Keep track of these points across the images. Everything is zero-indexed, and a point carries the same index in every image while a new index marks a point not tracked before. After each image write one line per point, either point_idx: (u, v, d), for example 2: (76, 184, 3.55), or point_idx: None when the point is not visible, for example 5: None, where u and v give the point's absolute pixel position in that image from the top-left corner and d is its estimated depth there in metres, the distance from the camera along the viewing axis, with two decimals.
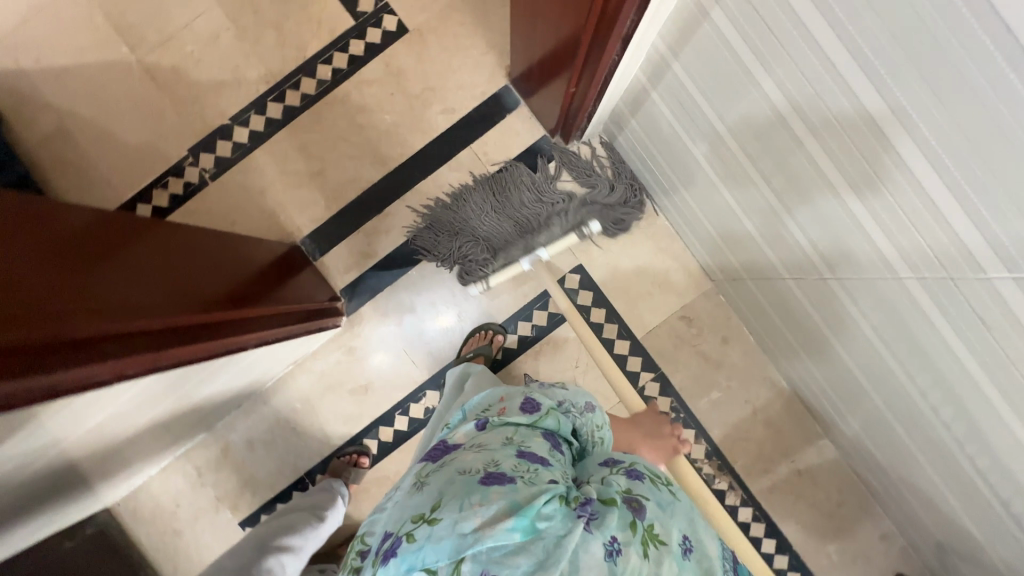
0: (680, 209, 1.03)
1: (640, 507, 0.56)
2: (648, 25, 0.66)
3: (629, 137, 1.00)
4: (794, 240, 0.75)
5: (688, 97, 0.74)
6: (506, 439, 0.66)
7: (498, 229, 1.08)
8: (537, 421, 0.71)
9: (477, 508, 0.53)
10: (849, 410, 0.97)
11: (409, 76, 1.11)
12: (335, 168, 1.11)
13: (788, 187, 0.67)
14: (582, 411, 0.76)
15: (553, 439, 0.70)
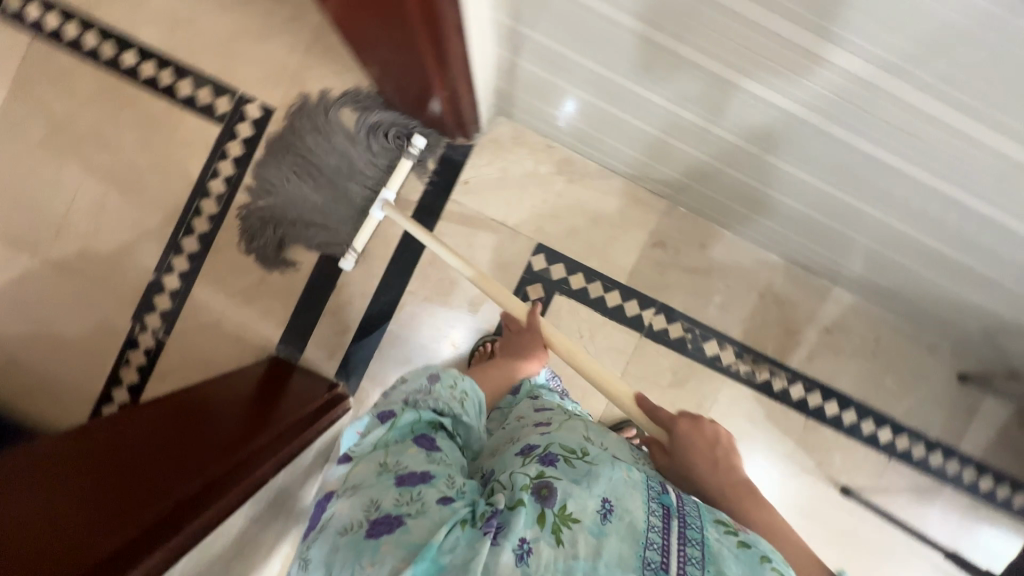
0: (602, 146, 1.02)
1: (550, 493, 0.54)
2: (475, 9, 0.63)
3: (525, 104, 1.01)
4: (712, 133, 0.74)
5: (550, 50, 0.75)
6: (379, 467, 0.58)
7: (328, 203, 1.06)
8: (399, 428, 0.61)
9: (370, 569, 0.50)
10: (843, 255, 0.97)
11: (295, 151, 1.09)
12: (272, 269, 1.09)
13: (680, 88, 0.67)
14: (442, 387, 0.65)
15: (427, 440, 0.61)
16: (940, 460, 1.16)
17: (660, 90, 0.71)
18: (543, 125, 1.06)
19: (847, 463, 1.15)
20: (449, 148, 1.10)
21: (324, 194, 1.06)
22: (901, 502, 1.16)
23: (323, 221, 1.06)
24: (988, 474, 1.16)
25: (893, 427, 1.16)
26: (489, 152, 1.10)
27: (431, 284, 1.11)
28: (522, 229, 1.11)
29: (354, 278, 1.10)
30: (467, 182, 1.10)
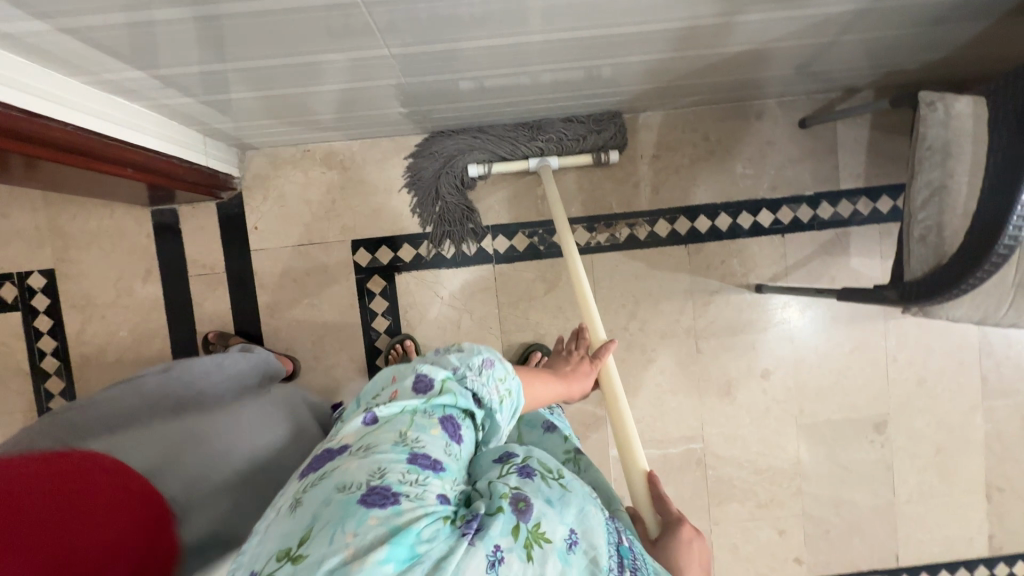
0: (340, 123, 0.99)
1: (527, 506, 0.49)
2: (40, 94, 0.65)
3: (246, 133, 0.99)
4: (360, 57, 0.72)
5: (162, 80, 0.73)
6: (397, 434, 0.50)
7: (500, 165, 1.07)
8: (430, 401, 0.54)
9: (351, 540, 0.41)
10: (600, 86, 0.93)
11: (95, 293, 1.08)
12: None
13: (265, 39, 0.63)
14: (498, 387, 0.60)
15: (450, 424, 0.55)
16: (830, 209, 1.11)
17: (269, 53, 0.68)
18: (284, 138, 1.03)
19: (747, 263, 1.11)
20: (223, 208, 1.09)
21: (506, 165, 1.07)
22: (817, 267, 1.12)
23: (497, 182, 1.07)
24: (880, 195, 1.11)
25: (770, 206, 1.11)
26: (259, 190, 1.08)
27: (284, 334, 1.10)
28: (331, 238, 1.09)
29: None
30: (256, 228, 1.09)
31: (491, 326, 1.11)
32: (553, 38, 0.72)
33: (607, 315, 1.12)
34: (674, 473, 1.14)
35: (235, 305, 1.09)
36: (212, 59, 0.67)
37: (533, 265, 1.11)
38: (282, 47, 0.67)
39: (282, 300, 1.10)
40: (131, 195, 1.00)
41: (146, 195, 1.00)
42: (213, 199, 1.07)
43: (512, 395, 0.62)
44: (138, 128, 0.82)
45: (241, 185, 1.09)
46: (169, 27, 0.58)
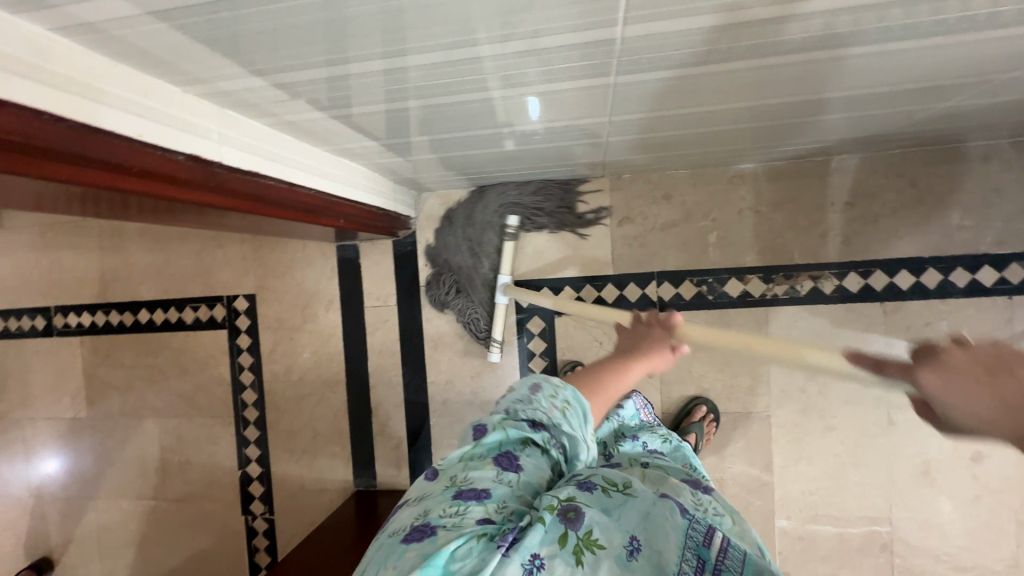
0: (517, 171, 1.00)
1: (576, 514, 0.50)
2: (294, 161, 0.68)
3: (430, 180, 1.04)
4: (571, 126, 0.71)
5: (386, 146, 0.76)
6: (448, 478, 0.55)
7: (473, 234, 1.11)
8: (473, 450, 0.57)
9: (392, 570, 0.48)
10: (807, 136, 0.85)
11: (286, 319, 1.21)
12: (319, 420, 1.21)
13: (486, 115, 0.64)
14: (547, 405, 0.58)
15: (504, 454, 0.56)
16: None
17: (486, 125, 0.69)
18: (458, 183, 1.08)
19: (959, 328, 0.96)
20: (398, 245, 1.16)
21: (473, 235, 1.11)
22: None
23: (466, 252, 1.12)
24: None
25: (993, 263, 0.95)
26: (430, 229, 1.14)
27: (445, 367, 1.15)
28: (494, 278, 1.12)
29: (382, 394, 1.18)
30: (427, 264, 1.15)
31: (650, 377, 1.07)
32: (787, 102, 0.65)
33: (781, 375, 1.02)
34: (851, 556, 1.02)
35: (403, 336, 1.17)
36: (430, 131, 0.70)
37: (700, 317, 1.05)
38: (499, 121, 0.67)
39: (444, 334, 1.15)
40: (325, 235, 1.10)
41: (336, 235, 1.09)
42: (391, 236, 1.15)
43: (573, 412, 0.59)
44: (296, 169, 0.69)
45: (416, 225, 1.15)
46: (398, 112, 0.61)
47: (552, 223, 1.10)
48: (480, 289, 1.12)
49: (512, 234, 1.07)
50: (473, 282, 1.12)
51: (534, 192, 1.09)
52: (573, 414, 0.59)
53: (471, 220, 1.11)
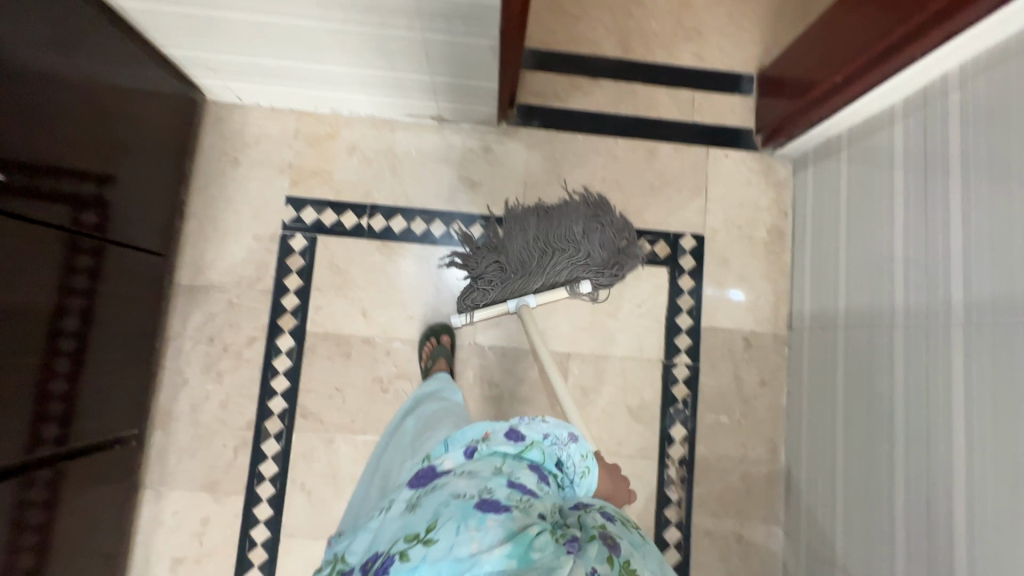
0: (823, 248, 1.09)
1: (616, 543, 0.54)
2: (971, 38, 0.76)
3: (823, 168, 1.11)
4: (948, 252, 0.80)
5: (938, 127, 0.83)
6: (495, 468, 0.61)
7: (528, 249, 1.07)
8: (499, 447, 0.65)
9: (474, 532, 0.51)
10: (848, 500, 0.96)
11: (690, 12, 1.25)
12: (587, 25, 1.23)
13: (993, 213, 0.73)
14: (570, 450, 0.68)
15: (540, 470, 0.65)
16: None
17: (972, 212, 0.77)
18: (807, 194, 1.15)
19: None
20: (746, 133, 1.23)
21: (532, 244, 1.08)
22: None
23: (528, 267, 1.07)
24: None
25: None
26: (758, 164, 1.21)
27: (628, 158, 1.20)
28: (706, 216, 1.19)
29: (607, 92, 1.21)
30: (724, 156, 1.21)
31: (600, 346, 1.15)
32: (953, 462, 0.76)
33: None
34: None
35: (660, 123, 1.22)
36: (966, 148, 0.77)
37: (652, 398, 1.14)
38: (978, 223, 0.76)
39: (659, 162, 1.20)
40: (779, 63, 1.15)
41: (778, 73, 1.15)
42: (755, 128, 1.22)
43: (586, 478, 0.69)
44: (876, 92, 0.93)
45: (764, 152, 1.22)
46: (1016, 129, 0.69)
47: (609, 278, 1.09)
48: (511, 281, 1.07)
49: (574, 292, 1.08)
50: (527, 278, 1.07)
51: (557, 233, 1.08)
52: (585, 463, 0.69)
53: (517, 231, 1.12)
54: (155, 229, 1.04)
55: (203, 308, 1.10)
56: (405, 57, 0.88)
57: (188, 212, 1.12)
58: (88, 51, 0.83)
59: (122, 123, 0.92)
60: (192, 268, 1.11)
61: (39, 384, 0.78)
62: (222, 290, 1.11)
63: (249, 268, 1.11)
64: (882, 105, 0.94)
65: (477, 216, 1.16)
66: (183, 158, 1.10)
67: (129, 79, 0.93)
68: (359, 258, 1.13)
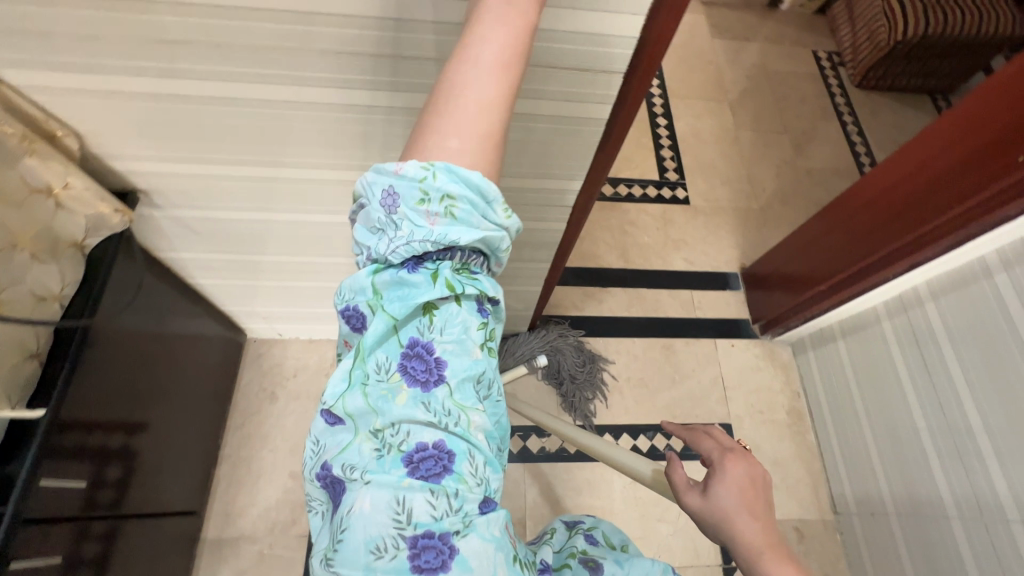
0: (846, 430, 1.16)
1: (597, 566, 0.53)
2: (934, 265, 0.95)
3: (824, 353, 1.23)
4: (978, 446, 0.89)
5: (927, 334, 0.98)
6: (380, 445, 0.42)
7: (502, 347, 1.22)
8: (357, 360, 0.42)
9: None
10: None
11: (673, 226, 1.47)
12: (591, 242, 1.42)
13: (1013, 413, 0.84)
14: (460, 258, 0.41)
15: (415, 374, 0.42)
16: None
17: (989, 412, 0.87)
18: (814, 377, 1.26)
19: None
20: (744, 322, 1.37)
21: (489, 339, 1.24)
22: None
23: (492, 354, 1.21)
24: None
25: None
26: (762, 350, 1.33)
27: (646, 355, 1.30)
28: (729, 404, 1.26)
29: (617, 297, 1.36)
30: (731, 346, 1.33)
31: (656, 556, 1.10)
32: None
33: None
34: None
35: (668, 320, 1.35)
36: (964, 355, 0.92)
37: None
38: (999, 421, 0.86)
39: (674, 356, 1.30)
40: (761, 266, 1.35)
41: (762, 274, 1.34)
42: (751, 318, 1.37)
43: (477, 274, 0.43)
44: (860, 298, 1.09)
45: (763, 338, 1.35)
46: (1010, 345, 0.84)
47: (581, 377, 1.24)
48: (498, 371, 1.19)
49: (533, 365, 1.20)
50: None
51: (573, 359, 1.25)
52: (503, 232, 0.42)
53: (551, 340, 1.25)
54: (189, 483, 0.99)
55: (230, 564, 1.01)
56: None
57: (221, 453, 1.09)
58: (165, 317, 0.84)
59: (174, 377, 0.90)
60: (222, 518, 1.04)
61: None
62: (254, 540, 1.03)
63: (284, 510, 1.05)
64: (864, 306, 1.10)
65: (515, 427, 1.18)
66: (224, 398, 1.11)
67: (191, 331, 0.94)
68: None
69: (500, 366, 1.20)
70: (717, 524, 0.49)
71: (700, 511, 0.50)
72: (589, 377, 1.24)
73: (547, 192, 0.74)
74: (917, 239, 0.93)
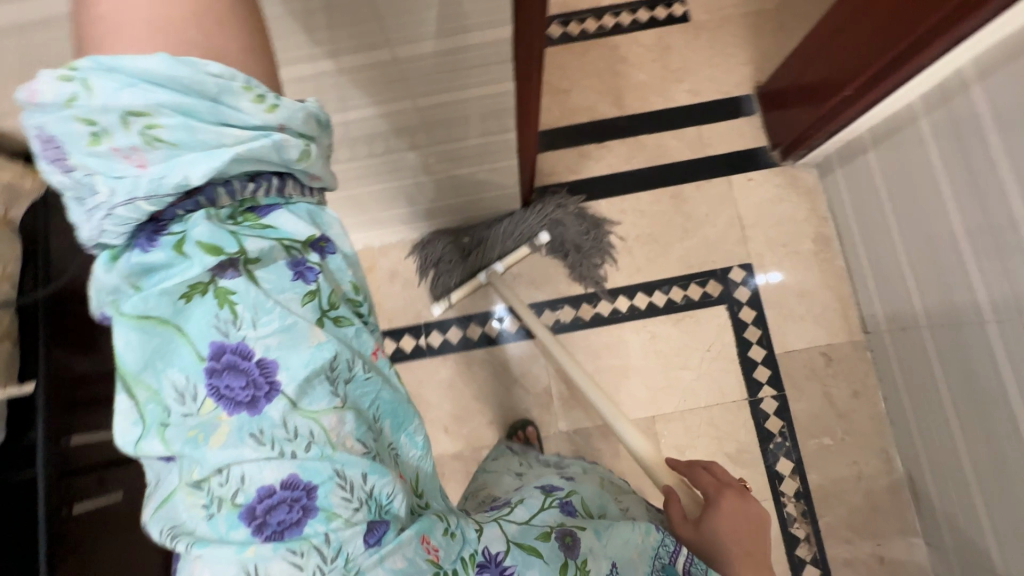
0: (877, 248, 1.07)
1: (573, 543, 0.48)
2: (985, 33, 0.77)
3: (853, 169, 1.10)
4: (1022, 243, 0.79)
5: (970, 124, 0.83)
6: (208, 504, 0.32)
7: (498, 230, 1.15)
8: (142, 391, 0.33)
9: None
10: (991, 506, 0.92)
11: (672, 52, 1.27)
12: (579, 93, 1.26)
13: None
14: (224, 196, 0.34)
15: (235, 398, 0.32)
16: None
17: None
18: (842, 198, 1.15)
19: None
20: (762, 151, 1.23)
21: (483, 222, 1.17)
22: None
23: (490, 240, 1.15)
24: None
25: None
26: (783, 177, 1.21)
27: (653, 207, 1.21)
28: (748, 243, 1.19)
29: (615, 150, 1.24)
30: (748, 181, 1.21)
31: (681, 399, 1.14)
32: None
33: None
34: None
35: (675, 165, 1.23)
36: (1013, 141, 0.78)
37: (749, 439, 1.12)
38: None
39: (684, 203, 1.21)
40: (779, 80, 1.16)
41: (780, 90, 1.16)
42: (770, 144, 1.22)
43: (268, 215, 0.36)
44: (896, 94, 0.93)
45: (785, 164, 1.22)
46: None
47: (587, 245, 1.19)
48: (498, 257, 1.16)
49: (533, 244, 1.16)
50: (472, 254, 1.16)
51: (577, 228, 1.18)
52: (267, 132, 0.33)
53: (547, 211, 1.16)
54: None
55: None
56: (423, 191, 0.99)
57: None
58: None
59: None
60: None
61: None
62: None
63: None
64: (901, 102, 0.94)
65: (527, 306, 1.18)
66: None
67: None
68: (430, 378, 1.16)
69: (500, 250, 1.16)
70: (709, 547, 0.58)
71: (694, 540, 0.59)
72: (592, 244, 1.19)
73: (477, 48, 0.62)
74: (962, 6, 0.73)
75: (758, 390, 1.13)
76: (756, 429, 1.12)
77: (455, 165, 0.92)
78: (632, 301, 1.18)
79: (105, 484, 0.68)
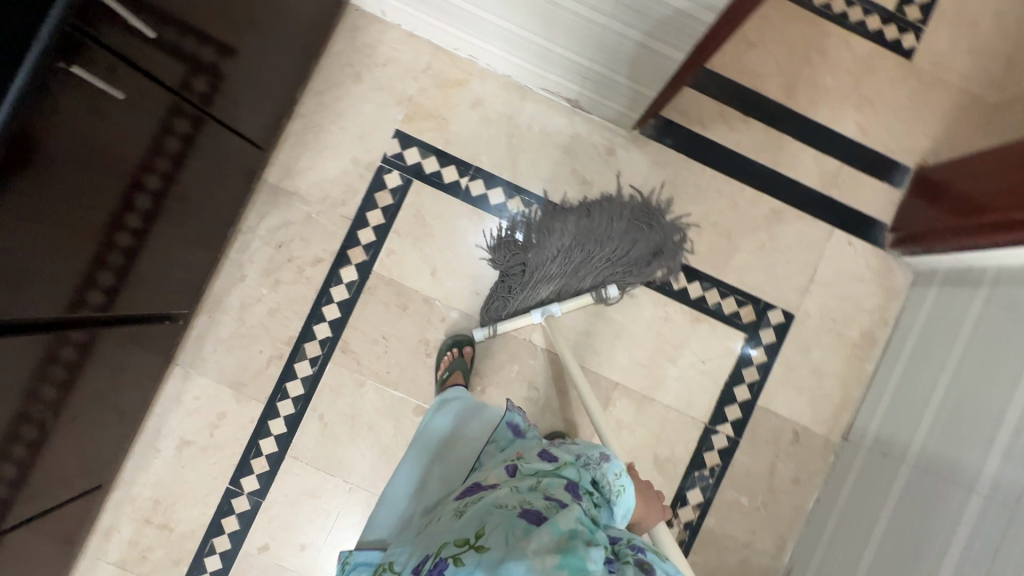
0: (915, 375, 1.02)
1: (648, 570, 0.64)
2: None
3: (950, 294, 1.02)
4: None
5: None
6: (535, 484, 0.71)
7: (553, 250, 1.01)
8: (565, 466, 0.76)
9: (524, 537, 0.59)
10: None
11: (872, 78, 1.13)
12: (760, 56, 1.13)
13: None
14: (600, 472, 0.76)
15: (575, 492, 0.72)
16: None
17: None
18: (917, 314, 1.08)
19: None
20: (879, 226, 1.13)
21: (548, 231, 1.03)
22: None
23: (548, 261, 1.01)
24: None
25: None
26: (879, 262, 1.13)
27: (749, 207, 1.12)
28: (805, 297, 1.12)
29: (754, 132, 1.12)
30: (848, 242, 1.13)
31: (650, 386, 1.10)
32: None
33: None
34: None
35: (796, 184, 1.13)
36: None
37: (682, 456, 1.10)
38: None
39: (778, 222, 1.12)
40: (949, 170, 1.05)
41: (942, 179, 1.05)
42: (891, 224, 1.12)
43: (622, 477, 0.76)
44: None
45: (889, 252, 1.13)
46: None
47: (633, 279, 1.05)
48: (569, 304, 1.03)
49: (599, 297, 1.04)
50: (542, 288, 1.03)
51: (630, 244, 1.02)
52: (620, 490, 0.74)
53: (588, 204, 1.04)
54: (260, 116, 0.98)
55: (282, 211, 1.07)
56: (560, 24, 0.85)
57: (296, 111, 1.08)
58: None
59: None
60: (283, 171, 1.08)
61: (100, 245, 0.72)
62: (305, 202, 1.07)
63: (338, 188, 1.08)
64: None
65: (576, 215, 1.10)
66: (313, 56, 1.06)
67: None
68: (449, 218, 1.09)
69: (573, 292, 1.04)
70: None
71: None
72: (669, 236, 1.03)
73: None
74: None
75: (719, 423, 1.11)
76: (693, 452, 1.10)
77: (618, 16, 0.77)
78: (670, 276, 1.11)
79: (114, 76, 0.62)
